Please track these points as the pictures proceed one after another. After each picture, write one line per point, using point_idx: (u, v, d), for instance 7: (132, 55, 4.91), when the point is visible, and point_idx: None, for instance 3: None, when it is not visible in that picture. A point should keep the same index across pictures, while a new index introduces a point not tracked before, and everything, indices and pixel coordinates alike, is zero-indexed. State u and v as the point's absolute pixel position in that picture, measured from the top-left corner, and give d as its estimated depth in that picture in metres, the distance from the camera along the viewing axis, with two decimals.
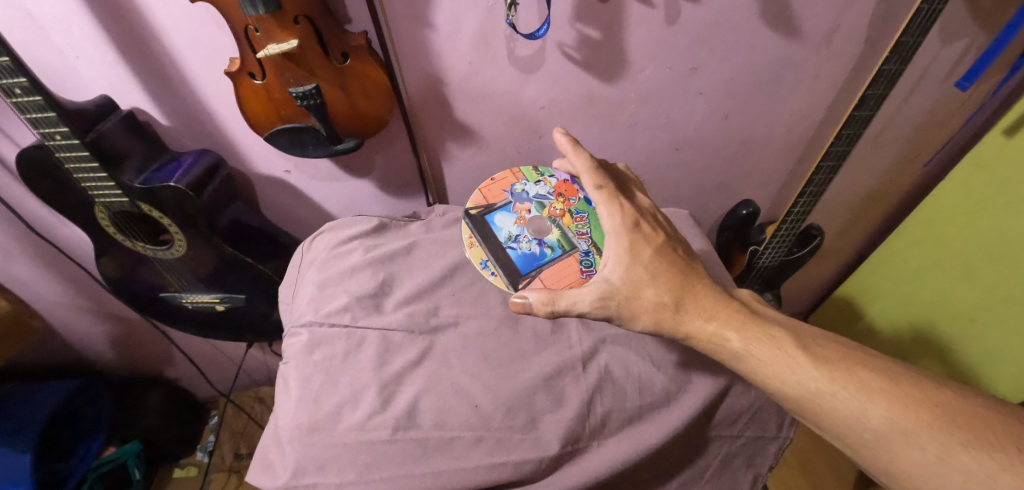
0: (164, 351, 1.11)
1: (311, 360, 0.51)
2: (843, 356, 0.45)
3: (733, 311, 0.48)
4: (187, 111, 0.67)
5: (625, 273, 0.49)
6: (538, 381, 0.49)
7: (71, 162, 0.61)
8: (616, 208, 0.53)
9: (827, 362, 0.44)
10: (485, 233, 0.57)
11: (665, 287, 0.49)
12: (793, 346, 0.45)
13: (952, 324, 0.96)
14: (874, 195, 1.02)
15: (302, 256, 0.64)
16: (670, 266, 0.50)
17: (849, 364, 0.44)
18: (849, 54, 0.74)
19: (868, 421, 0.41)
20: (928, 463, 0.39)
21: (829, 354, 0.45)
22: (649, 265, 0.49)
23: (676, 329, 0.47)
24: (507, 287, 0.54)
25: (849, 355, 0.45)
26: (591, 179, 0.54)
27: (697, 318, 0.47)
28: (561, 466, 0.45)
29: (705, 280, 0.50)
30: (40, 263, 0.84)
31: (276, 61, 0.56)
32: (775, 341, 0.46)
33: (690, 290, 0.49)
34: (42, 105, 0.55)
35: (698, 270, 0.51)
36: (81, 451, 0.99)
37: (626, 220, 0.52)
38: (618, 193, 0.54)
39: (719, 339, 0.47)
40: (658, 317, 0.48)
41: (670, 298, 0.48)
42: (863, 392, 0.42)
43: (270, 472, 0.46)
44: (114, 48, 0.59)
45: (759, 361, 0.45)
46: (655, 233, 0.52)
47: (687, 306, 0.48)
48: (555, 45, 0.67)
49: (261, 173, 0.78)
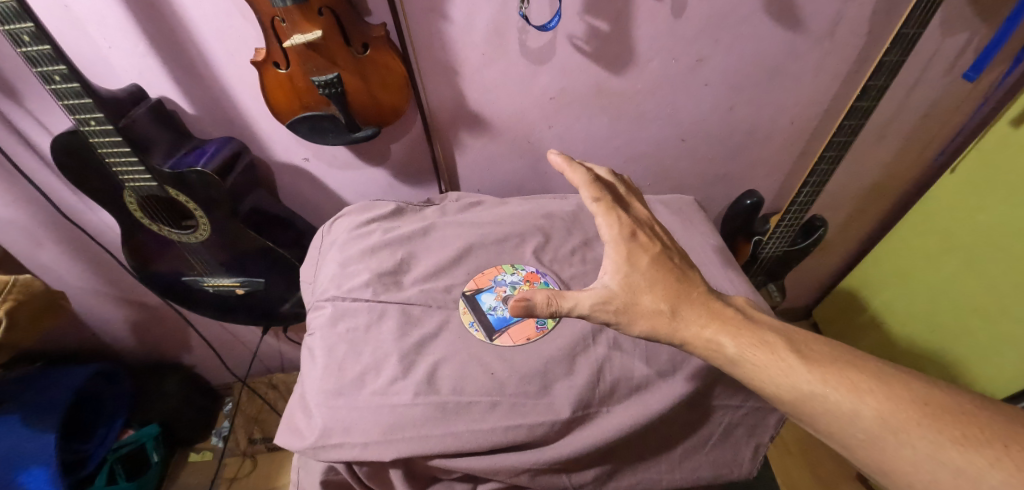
0: (181, 337, 1.14)
1: (334, 331, 0.54)
2: (836, 358, 0.43)
3: (729, 317, 0.47)
4: (213, 101, 0.70)
5: (623, 279, 0.49)
6: (550, 353, 0.51)
7: (104, 146, 0.64)
8: (614, 219, 0.52)
9: (819, 363, 0.43)
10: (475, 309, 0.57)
11: (662, 294, 0.48)
12: (786, 350, 0.44)
13: (951, 313, 0.98)
14: (877, 186, 1.04)
15: (322, 238, 0.67)
16: (667, 274, 0.50)
17: (842, 367, 0.42)
18: (852, 46, 0.76)
19: (857, 420, 0.40)
20: (919, 462, 0.37)
21: (821, 356, 0.44)
22: (647, 272, 0.49)
23: (671, 336, 0.46)
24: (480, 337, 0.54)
25: (844, 357, 0.43)
26: (588, 192, 0.53)
27: (692, 324, 0.47)
28: (572, 430, 0.47)
29: (702, 288, 0.50)
30: (67, 248, 0.88)
31: (300, 51, 0.59)
32: (769, 346, 0.45)
33: (687, 297, 0.49)
34: (78, 92, 0.58)
35: (695, 279, 0.51)
36: (103, 432, 1.02)
37: (624, 231, 0.51)
38: (616, 204, 0.53)
39: (714, 344, 0.46)
40: (654, 323, 0.47)
41: (666, 305, 0.48)
42: (853, 393, 0.41)
43: (297, 434, 0.48)
44: (145, 39, 0.62)
45: (752, 366, 0.44)
46: (654, 242, 0.52)
47: (683, 312, 0.47)
48: (565, 37, 0.70)
49: (280, 160, 0.81)
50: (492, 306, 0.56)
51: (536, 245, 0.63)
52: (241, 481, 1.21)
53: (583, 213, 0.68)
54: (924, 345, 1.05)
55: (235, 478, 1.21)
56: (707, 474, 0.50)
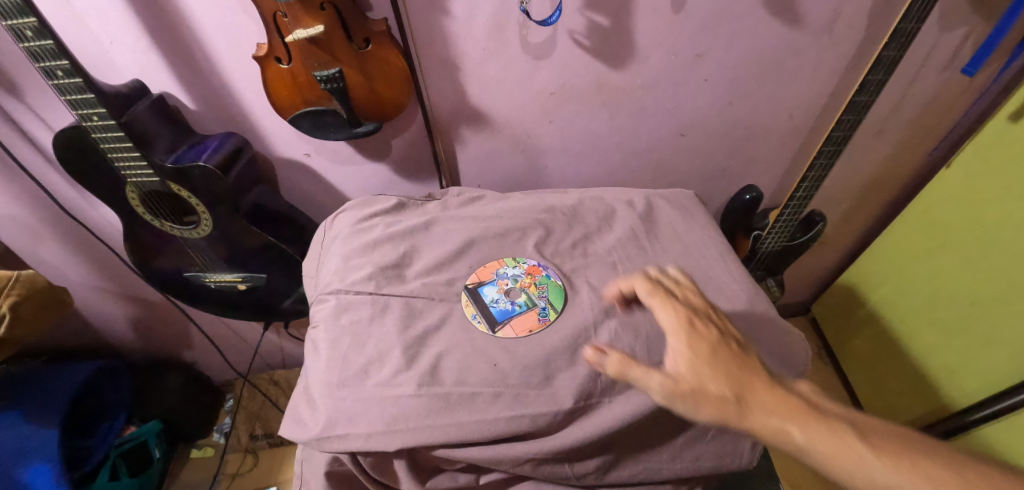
0: (183, 333, 1.14)
1: (338, 324, 0.54)
2: (919, 455, 0.36)
3: (797, 405, 0.40)
4: (215, 96, 0.71)
5: (683, 365, 0.41)
6: (552, 345, 0.52)
7: (106, 141, 0.64)
8: (669, 308, 0.45)
9: (896, 457, 0.36)
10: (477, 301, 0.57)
11: (726, 380, 0.40)
12: (862, 443, 0.37)
13: (949, 307, 0.97)
14: (875, 181, 1.05)
15: (324, 233, 0.68)
16: (730, 357, 0.42)
17: (927, 466, 0.35)
18: (850, 41, 0.77)
19: None
20: None
21: (888, 443, 0.37)
22: (710, 357, 0.41)
23: (742, 429, 0.38)
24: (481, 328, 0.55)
25: (928, 455, 0.37)
26: (641, 284, 0.47)
27: (761, 413, 0.39)
28: (575, 420, 0.48)
29: (767, 373, 0.42)
30: (69, 245, 0.88)
31: (302, 46, 0.59)
32: (847, 438, 0.37)
33: (752, 381, 0.41)
34: (81, 87, 0.58)
35: (759, 363, 0.43)
36: (104, 429, 1.02)
37: (679, 318, 0.45)
38: (670, 291, 0.47)
39: (786, 437, 0.38)
40: (721, 414, 0.39)
41: (732, 392, 0.40)
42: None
43: (302, 426, 0.48)
44: (146, 34, 0.62)
45: (830, 464, 0.37)
46: (713, 327, 0.45)
47: (752, 402, 0.39)
48: (565, 33, 0.70)
49: (282, 156, 0.81)
50: (494, 299, 0.57)
51: (537, 239, 0.64)
52: (243, 477, 1.21)
53: (583, 206, 0.68)
54: (922, 341, 1.05)
55: (236, 475, 1.21)
56: (708, 464, 0.51)
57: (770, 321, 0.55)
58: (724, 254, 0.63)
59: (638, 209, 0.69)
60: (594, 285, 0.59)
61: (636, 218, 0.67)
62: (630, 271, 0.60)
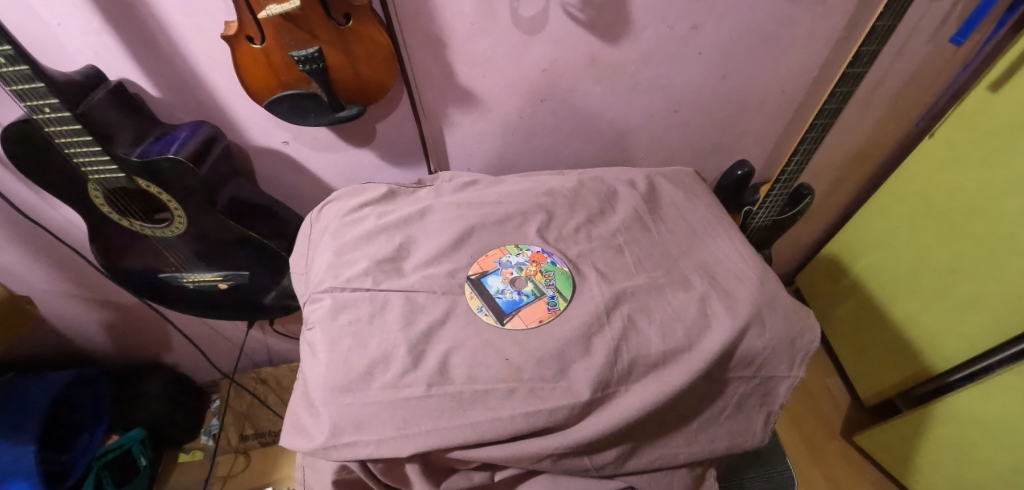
0: (161, 336, 1.09)
1: (336, 323, 0.51)
2: None
3: None
4: (181, 82, 0.65)
5: None
6: (564, 337, 0.50)
7: (62, 136, 0.58)
8: None
9: None
10: (482, 293, 0.55)
11: None
12: None
13: (929, 274, 0.99)
14: (861, 153, 1.06)
15: (312, 226, 0.64)
16: None
17: None
18: (844, 11, 0.75)
19: None
20: None
21: None
22: None
23: None
24: (490, 320, 0.52)
25: None
26: None
27: None
28: (593, 411, 0.46)
29: None
30: (27, 250, 0.81)
31: (276, 22, 0.54)
32: None
33: None
34: (29, 76, 0.52)
35: None
36: (84, 441, 0.97)
37: None
38: None
39: None
40: None
41: None
42: None
43: (305, 435, 0.46)
44: (98, 15, 0.56)
45: None
46: None
47: None
48: (558, 5, 0.66)
49: (258, 144, 0.76)
50: (499, 289, 0.55)
51: (539, 224, 0.62)
52: (237, 478, 1.18)
53: (584, 188, 0.66)
54: (903, 307, 1.07)
55: (229, 476, 1.18)
56: (722, 446, 0.50)
57: (783, 300, 0.54)
58: (731, 233, 0.61)
59: (640, 189, 0.67)
60: (601, 270, 0.57)
61: (639, 199, 0.65)
62: (636, 254, 0.59)
